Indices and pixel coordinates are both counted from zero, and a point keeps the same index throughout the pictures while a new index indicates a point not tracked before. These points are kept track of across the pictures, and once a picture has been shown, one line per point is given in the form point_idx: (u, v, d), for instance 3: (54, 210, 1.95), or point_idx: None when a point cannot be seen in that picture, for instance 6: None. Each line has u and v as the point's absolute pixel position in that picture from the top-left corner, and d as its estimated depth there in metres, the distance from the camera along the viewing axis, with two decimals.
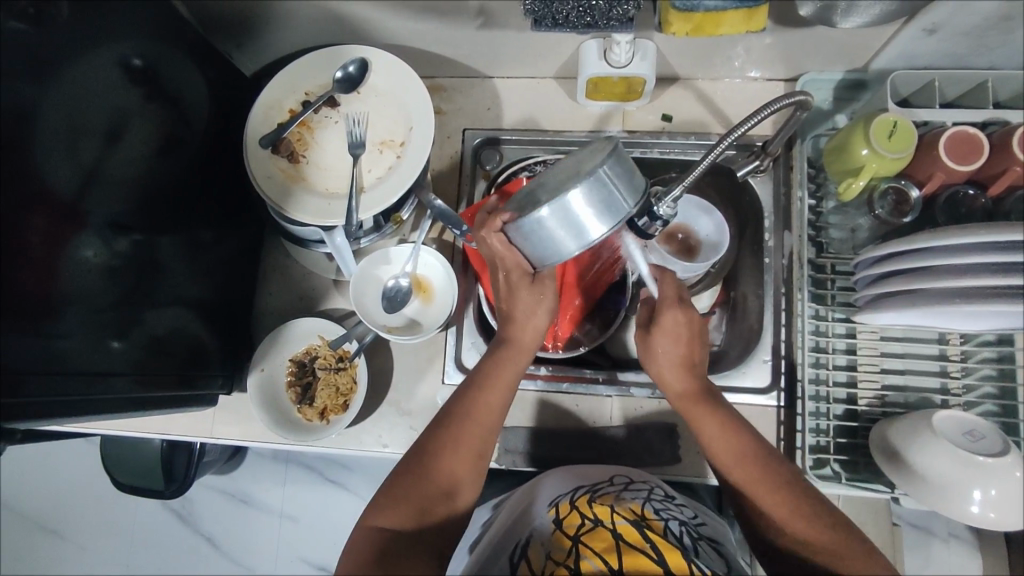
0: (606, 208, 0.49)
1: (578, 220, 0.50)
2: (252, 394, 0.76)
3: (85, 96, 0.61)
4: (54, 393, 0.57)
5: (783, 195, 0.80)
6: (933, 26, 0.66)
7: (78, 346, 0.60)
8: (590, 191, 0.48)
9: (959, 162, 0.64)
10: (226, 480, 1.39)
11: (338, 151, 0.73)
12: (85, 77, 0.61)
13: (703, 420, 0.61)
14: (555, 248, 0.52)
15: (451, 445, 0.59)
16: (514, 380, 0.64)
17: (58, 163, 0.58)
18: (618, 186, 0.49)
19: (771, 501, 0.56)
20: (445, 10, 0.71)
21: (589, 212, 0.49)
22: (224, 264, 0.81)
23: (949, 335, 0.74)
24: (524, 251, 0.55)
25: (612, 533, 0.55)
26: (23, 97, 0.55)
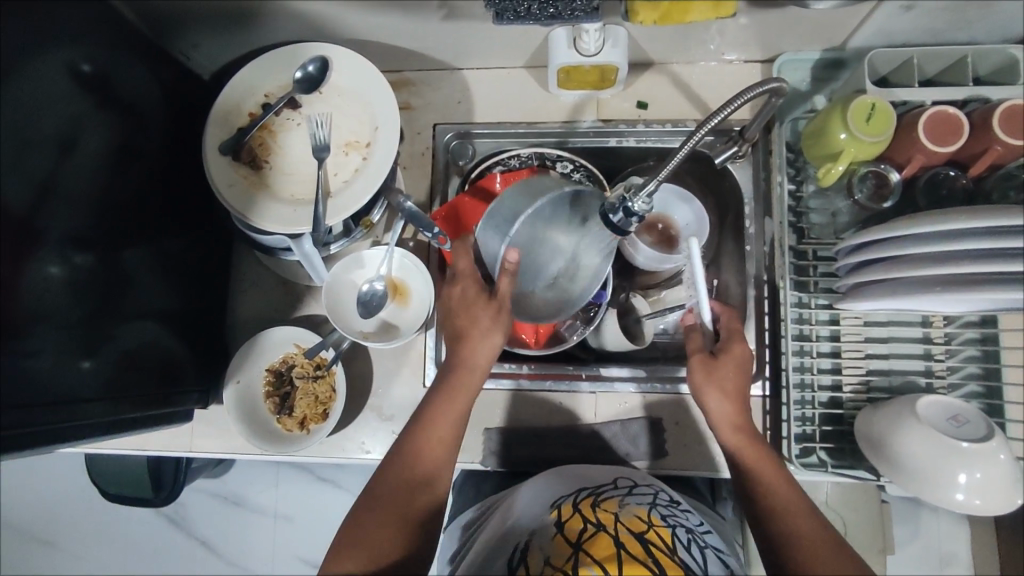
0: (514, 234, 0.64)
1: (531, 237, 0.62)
2: (228, 408, 0.75)
3: (30, 109, 0.58)
4: (22, 423, 0.55)
5: (763, 181, 0.78)
6: (910, 2, 0.64)
7: (43, 370, 0.58)
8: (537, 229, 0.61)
9: (939, 143, 0.62)
10: (218, 484, 1.37)
11: (302, 155, 0.70)
12: (29, 89, 0.58)
13: (758, 462, 0.59)
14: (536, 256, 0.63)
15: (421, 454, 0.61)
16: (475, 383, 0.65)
17: (9, 181, 0.55)
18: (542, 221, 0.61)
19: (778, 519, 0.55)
20: (406, 2, 0.68)
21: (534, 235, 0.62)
22: (193, 274, 0.79)
23: (933, 318, 0.73)
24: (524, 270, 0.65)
25: (614, 542, 0.54)
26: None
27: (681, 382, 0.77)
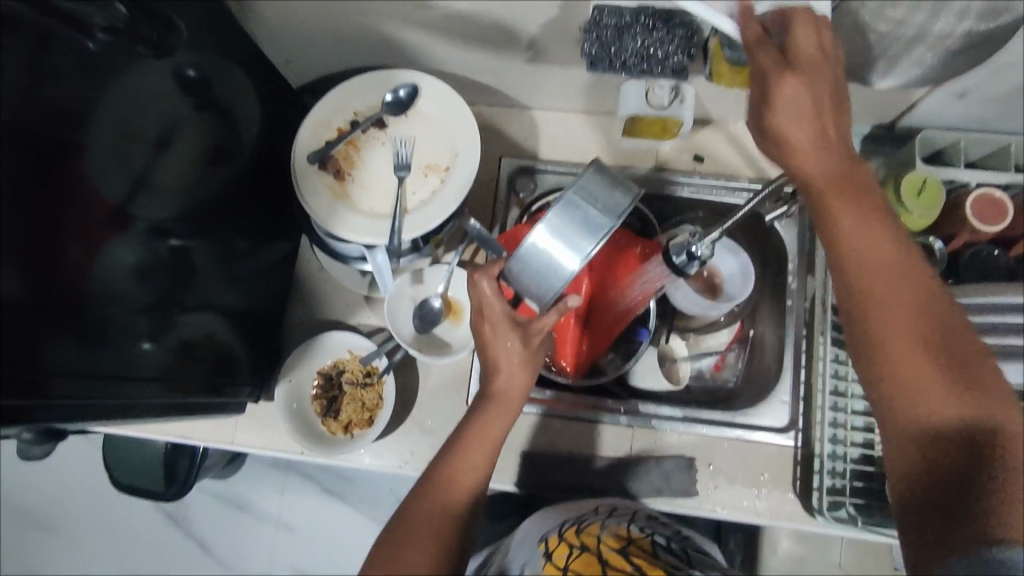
0: (583, 226, 0.53)
1: (569, 229, 0.52)
2: (278, 405, 0.77)
3: (140, 103, 0.62)
4: (81, 397, 0.57)
5: (807, 240, 0.82)
6: (963, 91, 0.69)
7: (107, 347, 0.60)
8: (570, 208, 0.53)
9: (986, 224, 0.67)
10: (225, 485, 1.38)
11: (382, 171, 0.74)
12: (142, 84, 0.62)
13: (853, 224, 0.53)
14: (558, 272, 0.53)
15: (455, 470, 0.61)
16: (510, 412, 0.63)
17: (110, 167, 0.59)
18: (594, 203, 0.53)
19: (910, 361, 0.50)
20: (497, 42, 0.74)
21: (559, 241, 0.53)
22: (259, 274, 0.82)
23: None
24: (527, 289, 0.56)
25: (600, 564, 0.63)
26: (83, 99, 0.56)
27: (715, 426, 0.79)
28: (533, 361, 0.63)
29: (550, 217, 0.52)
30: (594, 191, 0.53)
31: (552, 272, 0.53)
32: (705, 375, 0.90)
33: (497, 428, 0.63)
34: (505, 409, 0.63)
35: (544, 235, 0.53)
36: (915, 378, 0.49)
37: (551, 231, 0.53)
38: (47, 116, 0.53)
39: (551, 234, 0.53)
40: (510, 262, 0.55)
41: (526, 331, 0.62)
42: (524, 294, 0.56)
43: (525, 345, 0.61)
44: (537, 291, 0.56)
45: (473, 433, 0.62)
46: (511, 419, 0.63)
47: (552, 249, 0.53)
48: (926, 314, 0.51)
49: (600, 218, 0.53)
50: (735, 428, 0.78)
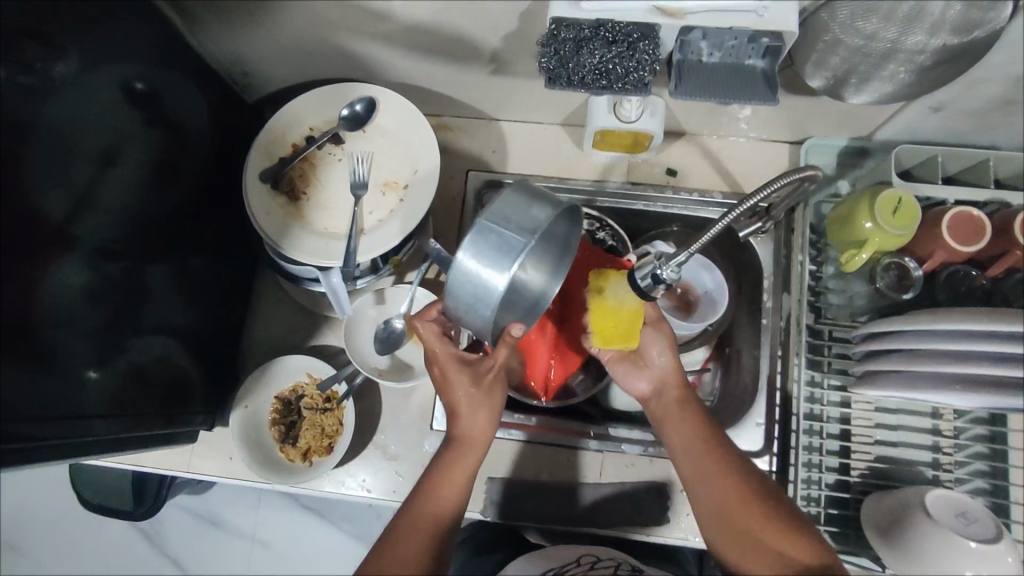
0: (500, 252, 0.49)
1: (489, 252, 0.49)
2: (233, 432, 0.74)
3: (81, 117, 0.58)
4: (21, 431, 0.52)
5: (783, 258, 0.79)
6: (939, 105, 0.67)
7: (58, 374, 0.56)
8: (485, 231, 0.49)
9: (963, 243, 0.64)
10: (197, 501, 1.35)
11: (339, 189, 0.71)
12: (85, 97, 0.59)
13: (678, 425, 0.63)
14: (486, 297, 0.50)
15: (420, 517, 0.57)
16: (475, 455, 0.61)
17: (53, 185, 0.55)
18: (511, 222, 0.49)
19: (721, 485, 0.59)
20: (458, 54, 0.70)
21: (483, 267, 0.49)
22: (215, 294, 0.79)
23: (942, 410, 0.73)
24: (466, 319, 0.53)
25: None
26: (20, 107, 0.52)
27: None
28: (492, 396, 0.61)
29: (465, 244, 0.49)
30: (505, 212, 0.50)
31: (483, 303, 0.50)
32: None
33: (461, 469, 0.60)
34: (471, 451, 0.60)
35: (464, 269, 0.49)
36: (718, 480, 0.59)
37: (469, 263, 0.49)
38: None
39: (470, 266, 0.49)
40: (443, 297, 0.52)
41: (478, 368, 0.61)
42: (462, 322, 0.54)
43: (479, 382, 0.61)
44: (478, 322, 0.53)
45: (440, 473, 0.59)
46: (480, 459, 0.61)
47: (473, 280, 0.50)
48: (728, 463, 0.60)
49: (515, 240, 0.49)
50: None
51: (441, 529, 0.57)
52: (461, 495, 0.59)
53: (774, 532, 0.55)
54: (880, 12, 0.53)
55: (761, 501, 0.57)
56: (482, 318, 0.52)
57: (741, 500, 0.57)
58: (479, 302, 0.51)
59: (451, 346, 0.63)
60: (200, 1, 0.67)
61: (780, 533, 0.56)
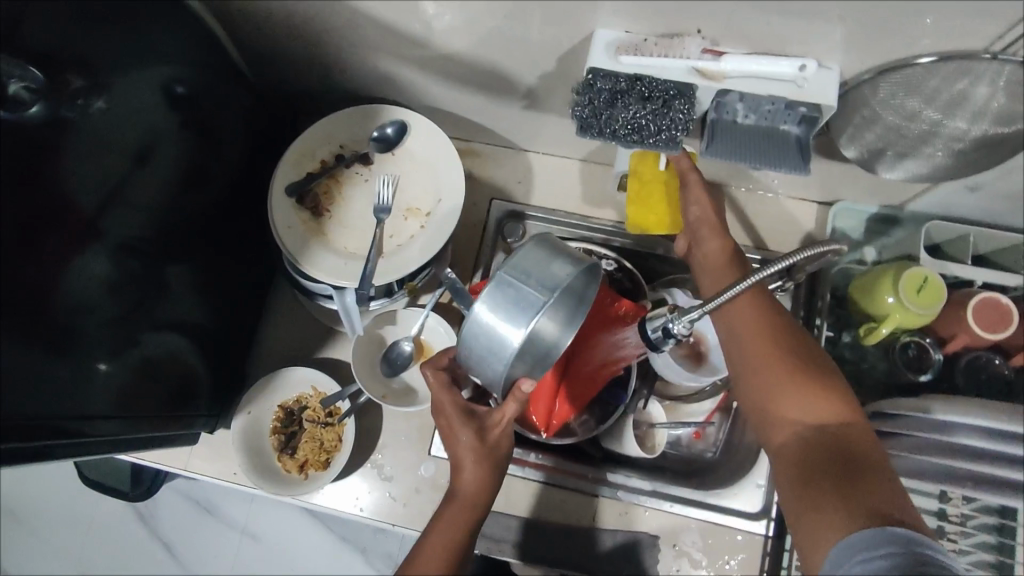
0: (518, 307, 0.50)
1: (506, 306, 0.50)
2: (233, 438, 0.74)
3: (118, 113, 0.60)
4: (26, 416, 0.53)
5: (801, 319, 0.75)
6: (976, 185, 0.66)
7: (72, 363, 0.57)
8: (504, 286, 0.51)
9: (985, 330, 0.63)
10: (195, 488, 1.36)
11: (362, 210, 0.72)
12: (124, 95, 0.60)
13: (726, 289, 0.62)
14: (500, 349, 0.51)
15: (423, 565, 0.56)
16: (475, 511, 0.60)
17: (86, 179, 0.57)
18: (530, 279, 0.51)
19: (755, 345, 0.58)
20: (493, 87, 0.71)
21: (500, 319, 0.50)
22: (232, 297, 0.80)
23: (950, 495, 0.71)
24: (478, 371, 0.54)
25: None
26: (58, 104, 0.54)
27: (683, 503, 0.75)
28: (495, 449, 0.62)
29: (483, 297, 0.51)
30: (526, 268, 0.52)
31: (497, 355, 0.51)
32: (683, 442, 0.87)
33: (464, 517, 0.60)
34: (471, 506, 0.60)
35: (482, 320, 0.51)
36: (754, 342, 0.58)
37: (487, 314, 0.51)
38: (15, 115, 0.51)
39: (488, 317, 0.51)
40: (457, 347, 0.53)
41: (483, 422, 0.63)
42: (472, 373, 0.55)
43: (484, 437, 0.62)
44: (489, 374, 0.53)
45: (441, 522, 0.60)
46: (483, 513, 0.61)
47: (490, 332, 0.51)
48: (776, 329, 0.58)
49: (533, 296, 0.50)
50: (702, 508, 0.75)
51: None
52: (465, 543, 0.59)
53: (800, 387, 0.55)
54: (922, 92, 0.52)
55: (796, 354, 0.57)
56: (494, 371, 0.53)
57: (770, 350, 0.57)
58: (492, 354, 0.52)
59: (458, 399, 0.64)
60: (246, 13, 0.68)
61: (812, 403, 0.54)
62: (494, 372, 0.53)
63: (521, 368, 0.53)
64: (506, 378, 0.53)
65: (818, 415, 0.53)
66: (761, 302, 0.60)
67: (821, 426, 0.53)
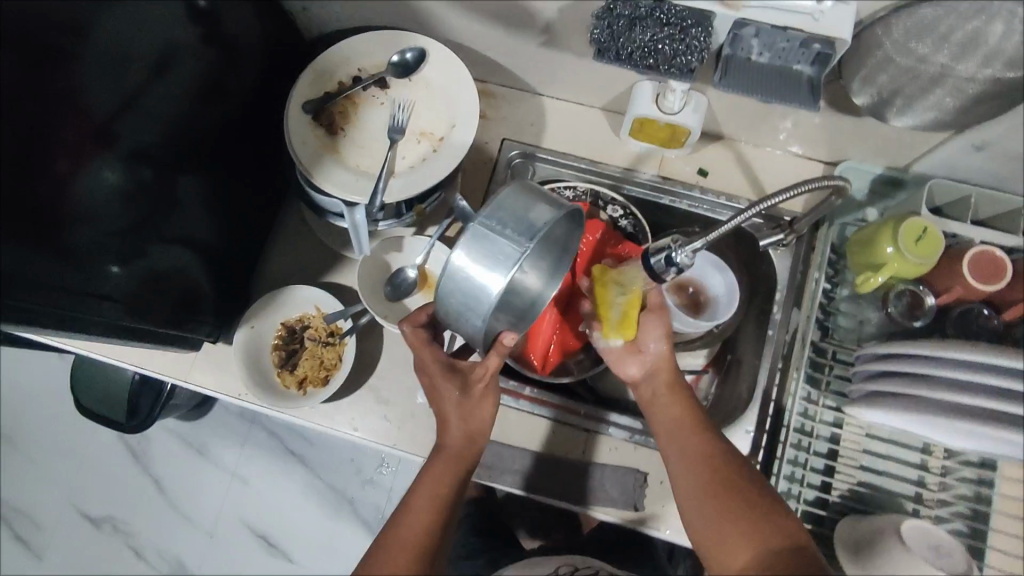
0: (494, 257, 0.51)
1: (481, 259, 0.51)
2: (235, 350, 0.76)
3: (130, 28, 0.64)
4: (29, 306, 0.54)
5: (799, 274, 0.78)
6: (982, 143, 0.67)
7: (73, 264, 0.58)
8: (478, 238, 0.51)
9: (981, 282, 0.64)
10: (189, 428, 1.38)
11: (376, 132, 0.72)
12: (135, 9, 0.64)
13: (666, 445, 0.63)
14: (479, 300, 0.53)
15: (401, 533, 0.59)
16: (464, 463, 0.63)
17: (99, 84, 0.61)
18: (505, 230, 0.52)
19: (694, 482, 0.59)
20: (513, 20, 0.72)
21: (477, 270, 0.52)
22: (242, 216, 0.81)
23: (933, 446, 0.72)
24: (458, 323, 0.56)
25: None
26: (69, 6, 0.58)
27: None
28: (476, 405, 0.64)
29: (458, 248, 0.51)
30: (504, 216, 0.52)
31: (475, 310, 0.53)
32: None
33: (445, 481, 0.62)
34: (456, 458, 0.63)
35: (457, 272, 0.52)
36: (691, 505, 0.59)
37: (462, 266, 0.52)
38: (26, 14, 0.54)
39: (465, 267, 0.52)
40: (436, 302, 0.55)
41: (466, 378, 0.64)
42: (454, 325, 0.56)
43: (469, 391, 0.63)
44: (471, 327, 0.55)
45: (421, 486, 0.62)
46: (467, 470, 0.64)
47: (468, 282, 0.52)
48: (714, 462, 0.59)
49: (509, 248, 0.51)
50: None
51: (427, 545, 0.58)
52: (449, 506, 0.61)
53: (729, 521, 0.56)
54: (932, 34, 0.53)
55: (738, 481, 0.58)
56: (476, 323, 0.55)
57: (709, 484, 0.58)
58: (472, 307, 0.53)
59: (441, 356, 0.64)
60: None
61: (752, 522, 0.55)
62: (474, 324, 0.55)
63: (503, 322, 0.58)
64: (488, 335, 0.57)
65: (759, 539, 0.54)
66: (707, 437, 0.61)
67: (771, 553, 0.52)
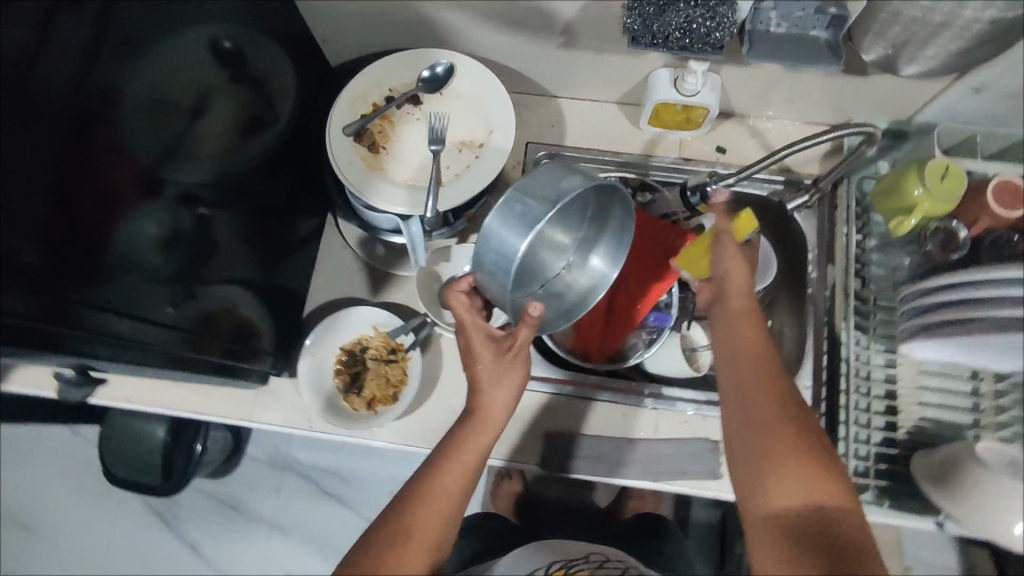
0: (522, 222, 0.55)
1: (507, 223, 0.55)
2: (301, 380, 0.76)
3: (170, 71, 0.60)
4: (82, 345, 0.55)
5: (827, 232, 0.83)
6: (981, 85, 0.72)
7: (134, 320, 0.57)
8: (507, 203, 0.55)
9: (1005, 208, 0.69)
10: (220, 485, 1.34)
11: (417, 147, 0.74)
12: (174, 52, 0.60)
13: (734, 358, 0.61)
14: (506, 260, 0.57)
15: (426, 493, 0.58)
16: (495, 432, 0.61)
17: (142, 135, 0.57)
18: (532, 199, 0.55)
19: (757, 402, 0.58)
20: (533, 25, 0.75)
21: (504, 234, 0.56)
22: (286, 248, 0.82)
23: (982, 374, 0.77)
24: (484, 280, 0.60)
25: None
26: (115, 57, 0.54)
27: None
28: (512, 372, 0.62)
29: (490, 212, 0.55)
30: (534, 184, 0.55)
31: (503, 268, 0.57)
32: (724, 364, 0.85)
33: (477, 450, 0.60)
34: (489, 425, 0.61)
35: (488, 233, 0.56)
36: (750, 413, 0.58)
37: (494, 228, 0.56)
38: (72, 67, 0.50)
39: (493, 230, 0.56)
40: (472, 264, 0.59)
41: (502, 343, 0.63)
42: (482, 283, 0.60)
43: (501, 357, 0.62)
44: (497, 288, 0.59)
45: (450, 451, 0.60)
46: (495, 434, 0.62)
47: (496, 243, 0.56)
48: (784, 399, 0.58)
49: (536, 213, 0.55)
50: None
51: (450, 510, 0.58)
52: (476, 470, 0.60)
53: (797, 471, 0.54)
54: None
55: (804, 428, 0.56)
56: (503, 282, 0.58)
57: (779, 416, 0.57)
58: (500, 265, 0.57)
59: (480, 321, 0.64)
60: None
61: (806, 464, 0.54)
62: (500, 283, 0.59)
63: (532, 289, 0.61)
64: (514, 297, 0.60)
65: (812, 488, 0.54)
66: (774, 367, 0.59)
67: (817, 502, 0.53)
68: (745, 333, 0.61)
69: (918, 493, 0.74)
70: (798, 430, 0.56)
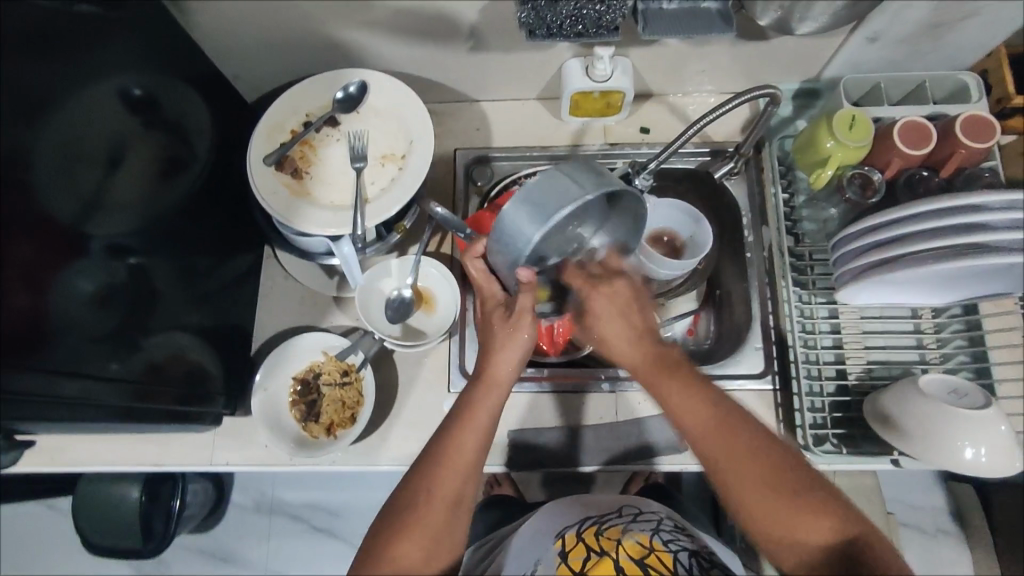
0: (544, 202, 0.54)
1: (540, 200, 0.54)
2: (256, 415, 0.75)
3: (84, 124, 0.58)
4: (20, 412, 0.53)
5: (757, 195, 0.86)
6: (874, 34, 0.75)
7: (73, 380, 0.57)
8: (539, 182, 0.55)
9: (912, 147, 0.72)
10: (207, 539, 1.31)
11: (341, 167, 0.75)
12: (86, 105, 0.58)
13: (708, 439, 0.55)
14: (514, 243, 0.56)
15: (446, 451, 0.58)
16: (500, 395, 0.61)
17: (61, 192, 0.55)
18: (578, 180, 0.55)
19: (748, 487, 0.53)
20: (438, 34, 0.76)
21: (530, 211, 0.55)
22: (228, 286, 0.81)
23: (922, 311, 0.80)
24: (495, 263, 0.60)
25: (615, 563, 0.58)
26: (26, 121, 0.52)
27: None
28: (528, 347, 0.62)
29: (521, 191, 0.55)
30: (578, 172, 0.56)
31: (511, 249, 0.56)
32: (679, 340, 0.87)
33: (492, 406, 0.60)
34: (496, 385, 0.61)
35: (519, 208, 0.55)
36: (742, 490, 0.54)
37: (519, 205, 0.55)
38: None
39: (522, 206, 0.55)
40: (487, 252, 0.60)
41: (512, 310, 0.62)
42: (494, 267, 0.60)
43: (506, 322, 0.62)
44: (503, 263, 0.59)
45: (465, 415, 0.60)
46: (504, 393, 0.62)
47: (524, 219, 0.55)
48: (776, 467, 0.53)
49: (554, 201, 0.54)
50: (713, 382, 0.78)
51: (471, 470, 0.58)
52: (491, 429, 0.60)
53: (816, 523, 0.52)
54: None
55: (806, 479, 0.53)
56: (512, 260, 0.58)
57: (769, 480, 0.53)
58: (507, 248, 0.57)
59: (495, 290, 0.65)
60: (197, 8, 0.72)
61: (808, 514, 0.52)
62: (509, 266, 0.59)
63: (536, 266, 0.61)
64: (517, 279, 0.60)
65: (824, 530, 0.51)
66: (757, 440, 0.54)
67: (825, 544, 0.51)
68: (716, 416, 0.55)
69: (875, 436, 0.75)
70: (795, 483, 0.53)
